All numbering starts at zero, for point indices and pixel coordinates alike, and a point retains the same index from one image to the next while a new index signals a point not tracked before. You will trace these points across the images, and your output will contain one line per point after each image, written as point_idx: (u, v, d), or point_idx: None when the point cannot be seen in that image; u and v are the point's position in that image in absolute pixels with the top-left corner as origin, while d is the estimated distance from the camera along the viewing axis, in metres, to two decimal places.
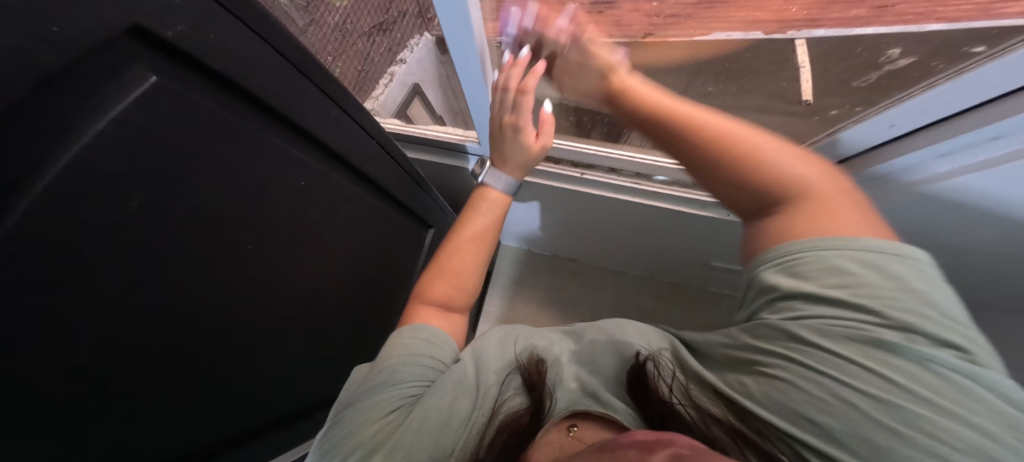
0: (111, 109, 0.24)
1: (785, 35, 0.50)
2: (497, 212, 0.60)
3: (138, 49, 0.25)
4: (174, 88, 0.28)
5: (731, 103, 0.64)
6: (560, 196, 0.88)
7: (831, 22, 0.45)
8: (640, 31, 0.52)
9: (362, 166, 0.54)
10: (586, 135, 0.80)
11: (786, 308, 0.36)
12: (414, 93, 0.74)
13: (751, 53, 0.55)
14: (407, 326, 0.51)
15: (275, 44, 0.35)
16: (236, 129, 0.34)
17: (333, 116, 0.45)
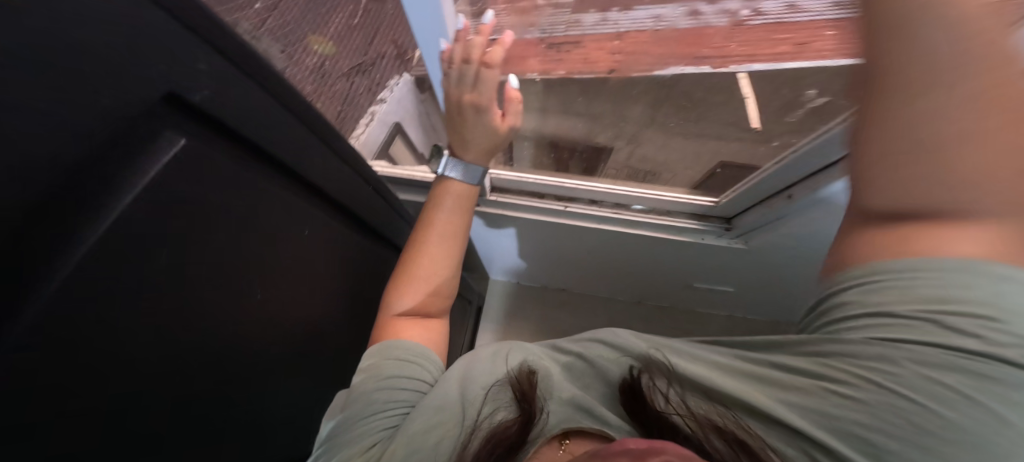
0: (148, 175, 0.23)
1: (728, 69, 0.54)
2: (466, 209, 0.54)
3: (173, 116, 0.24)
4: (203, 151, 0.27)
5: (693, 130, 0.69)
6: (545, 229, 0.89)
7: (765, 57, 0.51)
8: (605, 66, 0.55)
9: (359, 212, 0.52)
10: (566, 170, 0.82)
11: (867, 326, 0.33)
12: (396, 132, 0.77)
13: (702, 87, 0.60)
14: (379, 344, 0.46)
15: (278, 94, 0.32)
16: (250, 186, 0.33)
17: (330, 164, 0.42)
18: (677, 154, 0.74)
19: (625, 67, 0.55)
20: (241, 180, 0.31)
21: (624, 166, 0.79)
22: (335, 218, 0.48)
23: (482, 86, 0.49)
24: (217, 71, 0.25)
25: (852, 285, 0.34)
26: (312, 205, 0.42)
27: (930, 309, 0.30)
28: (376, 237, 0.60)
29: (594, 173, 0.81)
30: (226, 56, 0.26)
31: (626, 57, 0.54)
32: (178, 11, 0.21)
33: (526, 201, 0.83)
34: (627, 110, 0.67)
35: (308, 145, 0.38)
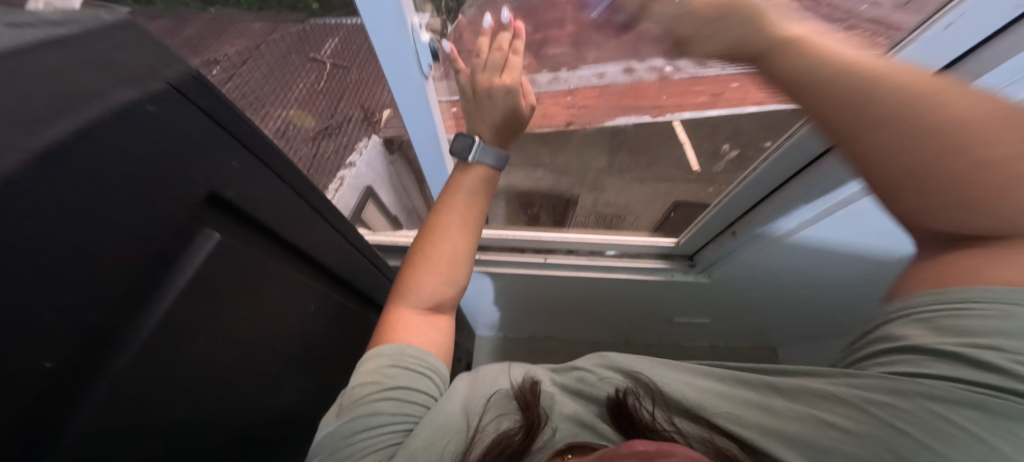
0: (191, 261, 0.28)
1: (665, 117, 0.61)
2: (486, 193, 0.54)
3: (208, 213, 0.29)
4: (229, 241, 0.32)
5: (647, 173, 0.76)
6: (524, 283, 0.90)
7: (689, 106, 0.58)
8: (561, 119, 0.62)
9: (354, 279, 0.55)
10: (538, 222, 0.86)
11: (905, 361, 0.30)
12: (367, 195, 0.79)
13: (648, 134, 0.67)
14: (388, 344, 0.44)
15: (280, 171, 0.35)
16: (261, 263, 0.36)
17: (320, 230, 0.44)
18: (635, 196, 0.81)
19: (579, 119, 0.62)
20: (257, 261, 0.35)
21: (591, 212, 0.84)
22: (333, 290, 0.51)
23: (511, 70, 0.46)
24: (241, 166, 0.30)
25: (920, 312, 0.29)
26: (308, 274, 0.45)
27: (996, 341, 0.26)
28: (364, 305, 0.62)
29: (564, 224, 0.86)
30: (248, 147, 0.31)
31: (579, 111, 0.60)
32: (211, 111, 0.26)
33: (507, 256, 0.84)
34: (585, 158, 0.74)
35: (306, 216, 0.41)
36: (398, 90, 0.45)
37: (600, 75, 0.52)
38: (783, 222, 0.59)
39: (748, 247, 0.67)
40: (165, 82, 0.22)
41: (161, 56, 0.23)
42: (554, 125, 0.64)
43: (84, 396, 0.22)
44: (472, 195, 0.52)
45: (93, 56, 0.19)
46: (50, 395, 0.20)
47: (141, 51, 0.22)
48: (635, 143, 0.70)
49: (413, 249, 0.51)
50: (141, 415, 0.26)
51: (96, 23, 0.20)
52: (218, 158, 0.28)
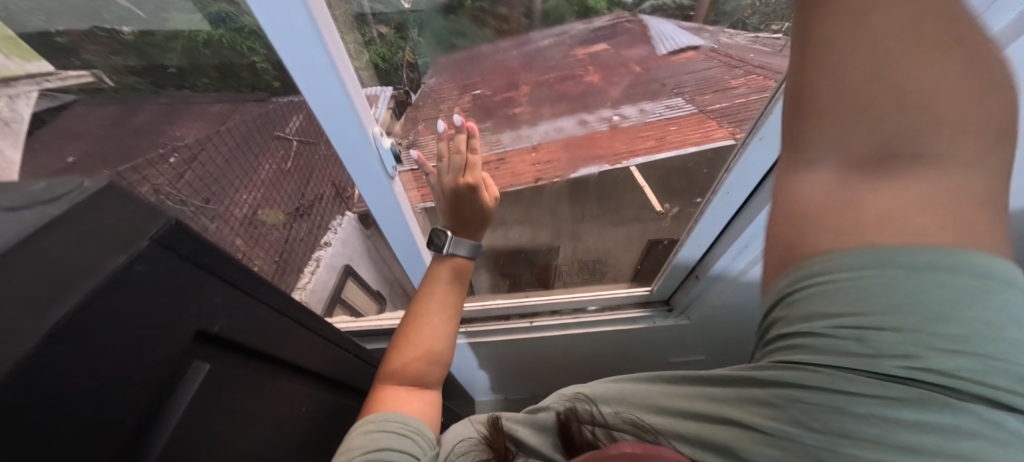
0: (184, 397, 0.23)
1: (623, 164, 0.63)
2: (461, 282, 0.59)
3: (200, 348, 0.25)
4: (217, 369, 0.27)
5: (615, 216, 0.77)
6: (508, 349, 0.84)
7: (643, 151, 0.60)
8: (530, 176, 0.64)
9: (340, 375, 0.49)
10: (518, 284, 0.86)
11: (795, 344, 0.29)
12: (346, 274, 0.91)
13: (613, 185, 0.70)
14: (374, 414, 0.45)
15: (262, 294, 0.31)
16: (248, 382, 0.31)
17: (303, 339, 0.39)
18: (612, 240, 0.82)
19: (547, 173, 0.64)
20: (246, 381, 0.30)
21: (573, 260, 0.86)
22: (323, 390, 0.46)
23: (472, 169, 0.52)
24: (229, 301, 0.27)
25: (785, 298, 0.30)
26: (294, 386, 0.39)
27: (865, 318, 0.25)
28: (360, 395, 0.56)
29: (552, 284, 0.86)
30: (238, 284, 0.27)
31: (544, 166, 0.62)
32: (196, 256, 0.23)
33: (495, 325, 0.80)
34: (557, 210, 0.76)
35: (291, 329, 0.36)
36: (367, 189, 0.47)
37: (557, 129, 0.55)
38: (733, 263, 0.60)
39: (712, 287, 0.68)
40: (152, 239, 0.19)
41: (148, 213, 0.19)
42: (525, 183, 0.66)
43: None
44: (452, 284, 0.57)
45: (86, 233, 0.17)
46: None
47: (128, 213, 0.19)
48: (602, 193, 0.72)
49: (400, 328, 0.54)
50: None
51: (76, 196, 0.17)
52: (208, 299, 0.24)
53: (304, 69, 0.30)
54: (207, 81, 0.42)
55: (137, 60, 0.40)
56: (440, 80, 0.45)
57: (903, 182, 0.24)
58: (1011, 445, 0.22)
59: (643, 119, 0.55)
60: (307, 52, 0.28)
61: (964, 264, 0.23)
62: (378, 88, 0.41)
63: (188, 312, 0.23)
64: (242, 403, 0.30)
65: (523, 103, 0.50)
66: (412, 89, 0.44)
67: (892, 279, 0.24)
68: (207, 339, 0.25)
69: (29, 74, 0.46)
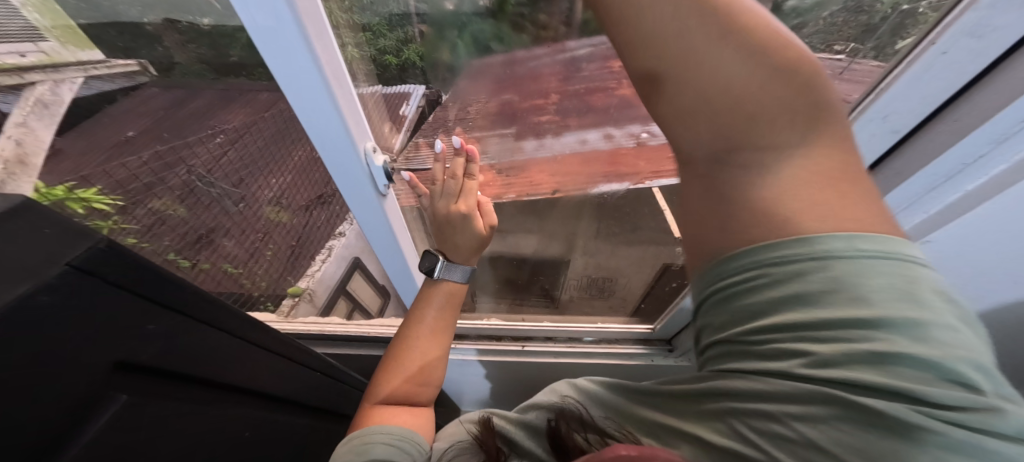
0: (90, 430, 0.22)
1: (645, 184, 0.61)
2: (454, 308, 0.55)
3: (116, 378, 0.24)
4: (138, 397, 0.25)
5: (631, 236, 0.74)
6: (505, 368, 0.82)
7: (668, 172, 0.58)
8: (547, 188, 0.61)
9: (296, 394, 0.47)
10: (518, 305, 0.88)
11: (720, 356, 0.28)
12: (354, 266, 0.93)
13: (634, 209, 0.68)
14: (358, 435, 0.44)
15: (206, 318, 0.30)
16: (181, 406, 0.29)
17: (255, 358, 0.37)
18: (624, 260, 0.79)
19: (564, 186, 0.62)
20: (176, 408, 0.29)
21: (582, 275, 0.83)
22: (276, 408, 0.44)
23: (466, 195, 0.50)
24: (157, 326, 0.25)
25: (703, 303, 0.28)
26: (241, 406, 0.37)
27: (754, 325, 0.24)
28: (315, 412, 0.53)
29: (564, 309, 0.87)
30: (172, 306, 0.26)
31: (563, 179, 0.61)
32: (128, 281, 0.22)
33: (487, 345, 0.80)
34: (573, 225, 0.74)
35: (239, 350, 0.35)
36: (352, 201, 0.47)
37: (582, 141, 0.55)
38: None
39: None
40: (68, 264, 0.19)
41: (65, 237, 0.19)
42: (541, 193, 0.63)
43: None
44: (447, 308, 0.54)
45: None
46: None
47: (42, 236, 0.18)
48: (621, 214, 0.70)
49: (390, 350, 0.52)
50: None
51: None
52: (131, 326, 0.23)
53: (293, 78, 0.30)
54: (261, 71, 0.41)
55: (209, 50, 0.40)
56: (472, 82, 0.44)
57: (761, 167, 0.23)
58: (934, 442, 0.18)
59: None
60: (292, 64, 0.29)
61: (844, 249, 0.21)
62: (411, 87, 0.44)
63: (106, 333, 0.22)
64: (168, 429, 0.28)
65: (550, 111, 0.50)
66: (441, 89, 0.45)
67: (766, 283, 0.23)
68: (125, 366, 0.24)
69: (81, 62, 0.43)
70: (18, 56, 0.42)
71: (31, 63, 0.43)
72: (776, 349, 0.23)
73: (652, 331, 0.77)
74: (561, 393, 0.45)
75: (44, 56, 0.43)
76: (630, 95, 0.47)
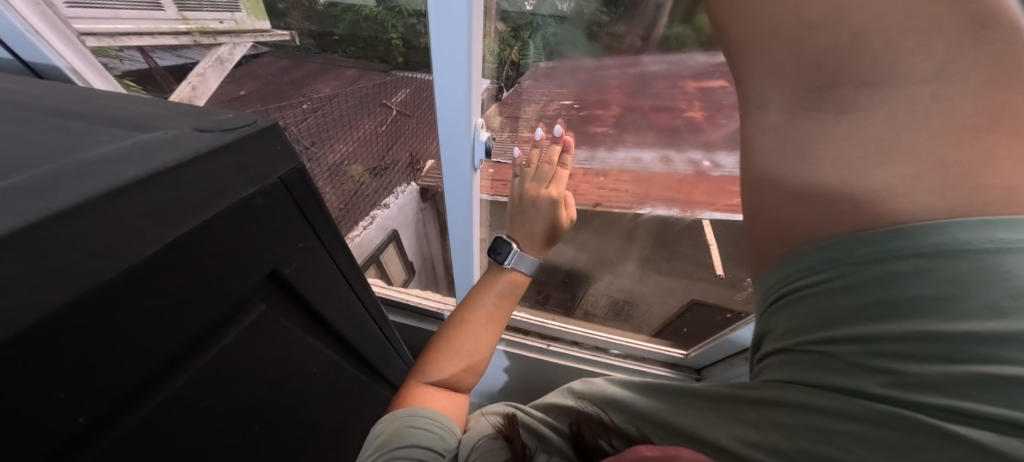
0: (245, 318, 0.28)
1: (695, 214, 0.58)
2: (514, 297, 0.54)
3: (264, 288, 0.29)
4: (272, 311, 0.31)
5: (665, 265, 0.71)
6: (523, 365, 0.82)
7: (721, 206, 0.54)
8: (590, 200, 0.59)
9: (366, 348, 0.50)
10: (543, 304, 0.83)
11: (791, 358, 0.26)
12: (391, 236, 1.01)
13: (681, 239, 0.64)
14: (406, 411, 0.45)
15: (332, 251, 0.34)
16: (291, 327, 0.34)
17: (348, 305, 0.41)
18: (651, 288, 0.75)
19: (609, 201, 0.60)
20: (288, 325, 0.34)
21: (604, 294, 0.80)
22: (344, 357, 0.47)
23: (557, 183, 0.49)
24: (304, 247, 0.30)
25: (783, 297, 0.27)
26: (320, 341, 0.40)
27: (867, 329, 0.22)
28: (367, 371, 0.55)
29: (573, 313, 0.83)
30: (316, 232, 0.31)
31: (609, 192, 0.59)
32: (302, 200, 0.28)
33: (511, 335, 0.80)
34: (610, 244, 0.72)
35: (338, 292, 0.38)
36: (445, 176, 0.47)
37: (636, 160, 0.53)
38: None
39: None
40: (278, 179, 0.25)
41: (285, 157, 0.25)
42: (582, 206, 0.60)
43: (95, 436, 0.21)
44: (507, 298, 0.53)
45: (235, 162, 0.21)
46: (62, 448, 0.19)
47: (273, 152, 0.24)
48: (667, 241, 0.66)
49: (445, 325, 0.53)
50: (153, 443, 0.25)
51: (248, 130, 0.23)
52: (289, 243, 0.28)
53: (442, 50, 0.32)
54: (356, 49, 0.47)
55: (318, 27, 0.45)
56: (537, 83, 0.45)
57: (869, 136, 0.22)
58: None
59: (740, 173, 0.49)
60: (450, 31, 0.30)
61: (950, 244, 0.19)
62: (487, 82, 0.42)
63: (265, 252, 0.26)
64: (263, 344, 0.32)
65: (607, 123, 0.49)
66: (506, 86, 0.45)
67: (842, 288, 0.23)
68: (275, 275, 0.29)
69: (252, 32, 0.51)
70: (218, 22, 0.51)
71: (223, 29, 0.52)
72: (902, 351, 0.20)
73: (685, 358, 0.73)
74: (580, 395, 0.45)
75: (233, 25, 0.51)
76: (699, 120, 0.45)
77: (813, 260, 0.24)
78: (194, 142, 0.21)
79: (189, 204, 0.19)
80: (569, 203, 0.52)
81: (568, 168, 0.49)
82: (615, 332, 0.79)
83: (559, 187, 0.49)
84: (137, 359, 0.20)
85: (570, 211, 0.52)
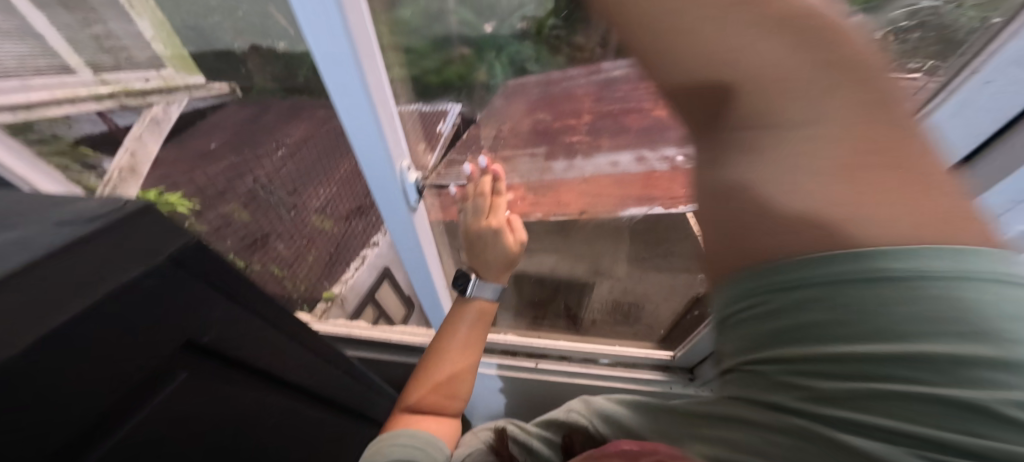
0: (146, 406, 0.22)
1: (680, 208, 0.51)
2: (485, 326, 0.51)
3: (179, 362, 0.24)
4: (206, 369, 0.26)
5: (663, 263, 0.69)
6: (520, 387, 0.79)
7: None
8: (574, 208, 0.53)
9: (334, 394, 0.46)
10: (541, 318, 0.82)
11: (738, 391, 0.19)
12: (384, 274, 0.91)
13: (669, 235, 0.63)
14: (387, 435, 0.42)
15: (269, 317, 0.30)
16: (235, 393, 0.30)
17: (301, 361, 0.37)
18: (652, 285, 0.72)
19: (595, 209, 0.53)
20: (227, 395, 0.29)
21: (607, 298, 0.77)
22: (310, 413, 0.42)
23: (495, 211, 0.45)
24: (223, 313, 0.25)
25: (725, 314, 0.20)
26: (281, 401, 0.36)
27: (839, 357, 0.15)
28: (343, 414, 0.50)
29: (579, 328, 0.79)
30: (236, 300, 0.26)
31: (592, 199, 0.53)
32: (208, 273, 0.23)
33: (498, 358, 0.78)
34: (601, 246, 0.71)
35: (281, 346, 0.33)
36: (388, 218, 0.46)
37: (613, 163, 0.51)
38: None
39: None
40: (166, 256, 0.20)
41: (166, 233, 0.20)
42: (567, 216, 0.55)
43: None
44: (476, 327, 0.49)
45: (101, 253, 0.18)
46: None
47: (149, 234, 0.20)
48: (653, 239, 0.66)
49: (422, 359, 0.49)
50: None
51: (106, 219, 0.18)
52: (201, 312, 0.23)
53: (342, 94, 0.30)
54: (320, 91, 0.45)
55: (280, 71, 0.44)
56: (507, 101, 0.52)
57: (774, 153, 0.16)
58: None
59: None
60: (343, 79, 0.28)
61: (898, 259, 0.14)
62: (449, 105, 0.46)
63: (177, 321, 0.22)
64: (195, 425, 0.27)
65: (580, 131, 0.52)
66: (477, 108, 0.49)
67: (792, 300, 0.16)
68: (191, 346, 0.24)
69: (185, 86, 0.60)
70: (143, 80, 0.59)
71: (150, 87, 0.61)
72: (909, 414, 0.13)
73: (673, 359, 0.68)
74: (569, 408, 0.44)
75: (161, 81, 0.60)
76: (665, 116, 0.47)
77: (742, 285, 0.18)
78: (50, 240, 0.17)
79: (47, 302, 0.15)
80: (518, 230, 0.48)
81: (503, 193, 0.45)
82: (607, 341, 0.75)
83: (495, 218, 0.44)
84: (68, 436, 0.18)
85: (518, 238, 0.48)
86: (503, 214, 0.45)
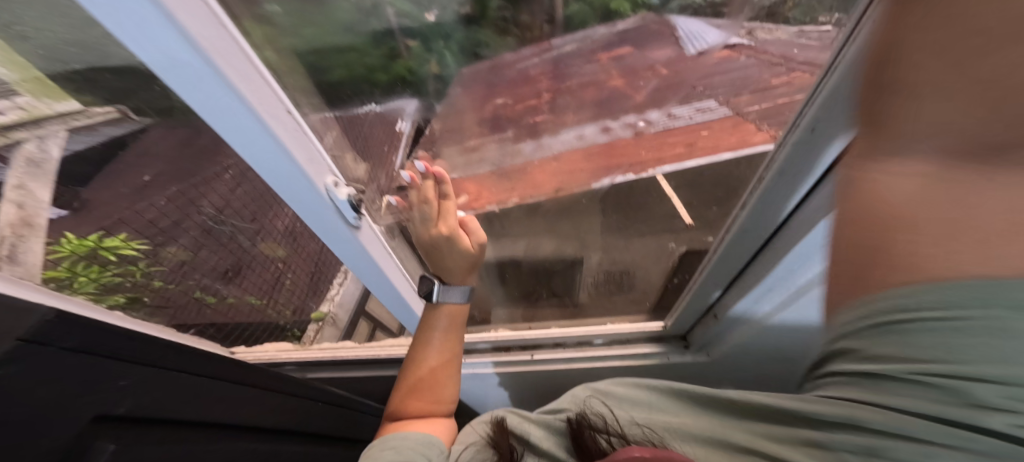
0: None
1: (648, 173, 0.56)
2: (457, 326, 0.54)
3: (92, 432, 0.24)
4: (128, 438, 0.26)
5: (645, 229, 0.68)
6: (521, 381, 0.79)
7: (669, 159, 0.53)
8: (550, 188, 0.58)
9: (297, 421, 0.46)
10: (535, 306, 0.82)
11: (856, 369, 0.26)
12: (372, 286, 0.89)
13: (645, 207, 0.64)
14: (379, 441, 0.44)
15: (171, 363, 0.30)
16: (183, 443, 0.31)
17: (237, 398, 0.37)
18: (640, 252, 0.72)
19: (569, 185, 0.58)
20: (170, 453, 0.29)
21: (598, 270, 0.76)
22: (282, 442, 0.43)
23: (445, 217, 0.47)
24: (125, 380, 0.26)
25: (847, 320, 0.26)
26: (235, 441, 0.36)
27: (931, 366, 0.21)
28: (319, 439, 0.51)
29: (576, 307, 0.79)
30: (129, 358, 0.26)
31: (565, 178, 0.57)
32: (83, 345, 0.23)
33: (494, 357, 0.77)
34: (583, 222, 0.70)
35: (207, 386, 0.33)
36: (328, 241, 0.44)
37: (580, 136, 0.53)
38: (756, 305, 0.52)
39: (732, 329, 0.60)
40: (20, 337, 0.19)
41: (17, 313, 0.20)
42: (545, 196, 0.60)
43: None
44: (451, 331, 0.52)
45: None
46: None
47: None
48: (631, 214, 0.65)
49: (405, 363, 0.52)
50: None
51: None
52: (92, 384, 0.23)
53: (227, 126, 0.26)
54: None
55: None
56: (465, 90, 0.50)
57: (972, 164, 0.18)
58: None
59: (671, 124, 0.51)
60: (221, 109, 0.25)
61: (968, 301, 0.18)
62: (401, 102, 0.46)
63: (71, 390, 0.22)
64: None
65: (545, 110, 0.52)
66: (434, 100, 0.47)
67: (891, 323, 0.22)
68: (105, 418, 0.25)
69: (59, 114, 0.42)
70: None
71: (13, 122, 0.40)
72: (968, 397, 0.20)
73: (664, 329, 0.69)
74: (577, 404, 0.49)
75: (24, 112, 0.40)
76: (622, 86, 0.50)
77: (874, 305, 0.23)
78: None
79: None
80: (472, 229, 0.50)
81: (451, 199, 0.47)
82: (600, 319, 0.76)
83: (449, 221, 0.47)
84: None
85: (477, 240, 0.50)
86: (454, 217, 0.47)
